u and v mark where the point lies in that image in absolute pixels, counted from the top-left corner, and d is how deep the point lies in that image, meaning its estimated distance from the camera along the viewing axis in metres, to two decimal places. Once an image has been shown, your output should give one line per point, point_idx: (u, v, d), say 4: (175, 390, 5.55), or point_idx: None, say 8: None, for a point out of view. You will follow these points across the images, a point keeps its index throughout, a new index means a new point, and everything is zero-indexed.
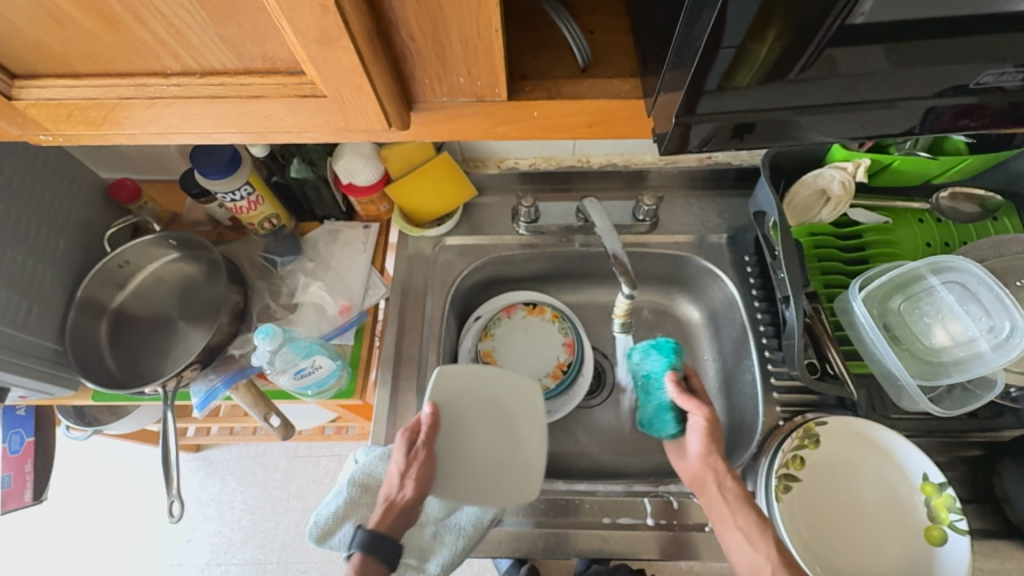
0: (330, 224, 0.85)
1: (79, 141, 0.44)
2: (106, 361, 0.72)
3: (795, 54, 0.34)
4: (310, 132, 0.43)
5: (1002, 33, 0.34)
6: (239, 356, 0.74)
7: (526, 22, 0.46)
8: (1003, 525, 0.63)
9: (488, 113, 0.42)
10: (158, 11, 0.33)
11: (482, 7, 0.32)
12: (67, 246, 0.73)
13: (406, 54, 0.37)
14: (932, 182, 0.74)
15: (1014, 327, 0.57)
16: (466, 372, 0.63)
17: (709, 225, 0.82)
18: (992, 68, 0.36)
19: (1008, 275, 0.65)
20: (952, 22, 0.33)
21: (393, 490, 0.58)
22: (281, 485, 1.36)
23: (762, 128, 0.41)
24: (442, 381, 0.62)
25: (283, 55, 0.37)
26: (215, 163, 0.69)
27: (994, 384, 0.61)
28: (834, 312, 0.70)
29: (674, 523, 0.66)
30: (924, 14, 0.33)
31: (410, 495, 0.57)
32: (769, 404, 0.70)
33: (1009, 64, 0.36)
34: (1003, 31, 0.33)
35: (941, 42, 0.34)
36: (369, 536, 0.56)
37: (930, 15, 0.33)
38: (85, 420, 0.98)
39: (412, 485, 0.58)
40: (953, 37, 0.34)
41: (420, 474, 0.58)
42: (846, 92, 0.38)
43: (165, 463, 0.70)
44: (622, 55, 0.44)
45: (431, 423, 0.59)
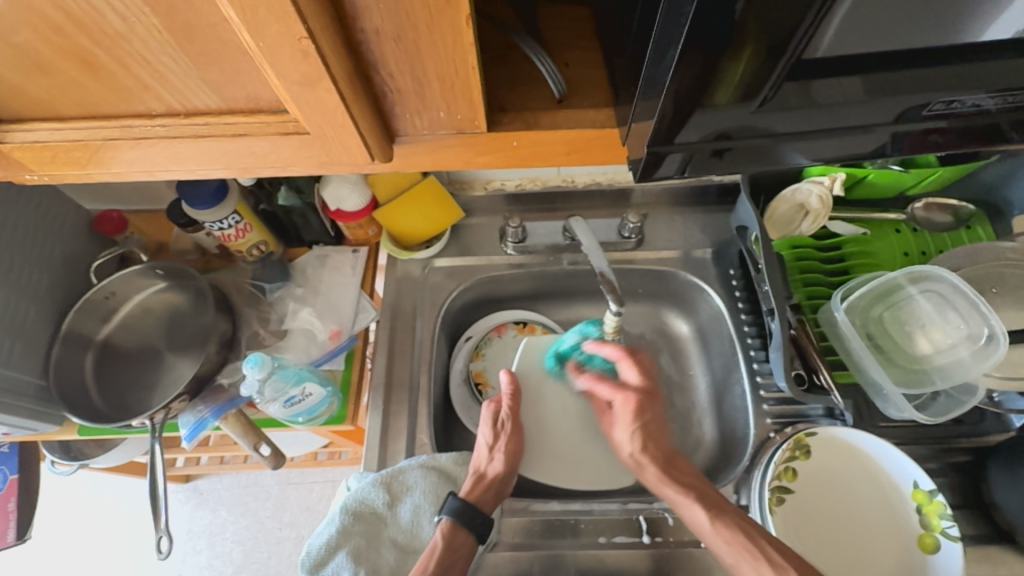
0: (318, 249, 0.85)
1: (65, 181, 0.45)
2: (92, 396, 0.71)
3: (763, 80, 0.35)
4: (295, 166, 0.44)
5: (944, 64, 0.36)
6: (228, 386, 0.74)
7: (503, 55, 0.47)
8: (994, 530, 0.64)
9: (469, 144, 0.43)
10: (142, 58, 0.34)
11: (459, 47, 0.34)
12: (51, 281, 0.73)
13: (386, 92, 0.38)
14: (906, 194, 0.77)
15: (991, 334, 0.59)
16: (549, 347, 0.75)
17: (693, 241, 0.84)
18: (942, 96, 0.38)
19: (983, 282, 0.67)
20: (897, 55, 0.35)
21: (483, 461, 0.66)
22: (273, 514, 1.34)
23: (738, 151, 0.42)
24: (526, 354, 0.74)
25: (266, 95, 0.37)
26: (202, 195, 0.70)
27: (976, 390, 0.62)
28: (818, 323, 0.71)
29: (670, 539, 0.66)
30: (872, 46, 0.35)
31: (499, 464, 0.65)
32: (759, 417, 0.71)
33: (957, 92, 0.38)
34: (947, 62, 0.36)
35: (893, 69, 0.36)
36: (460, 504, 0.61)
37: (879, 47, 0.35)
38: (70, 454, 0.96)
39: (501, 456, 0.66)
40: (903, 68, 0.36)
41: (507, 446, 0.67)
42: (812, 117, 0.40)
43: (153, 497, 0.68)
44: (597, 86, 0.45)
45: (511, 394, 0.69)
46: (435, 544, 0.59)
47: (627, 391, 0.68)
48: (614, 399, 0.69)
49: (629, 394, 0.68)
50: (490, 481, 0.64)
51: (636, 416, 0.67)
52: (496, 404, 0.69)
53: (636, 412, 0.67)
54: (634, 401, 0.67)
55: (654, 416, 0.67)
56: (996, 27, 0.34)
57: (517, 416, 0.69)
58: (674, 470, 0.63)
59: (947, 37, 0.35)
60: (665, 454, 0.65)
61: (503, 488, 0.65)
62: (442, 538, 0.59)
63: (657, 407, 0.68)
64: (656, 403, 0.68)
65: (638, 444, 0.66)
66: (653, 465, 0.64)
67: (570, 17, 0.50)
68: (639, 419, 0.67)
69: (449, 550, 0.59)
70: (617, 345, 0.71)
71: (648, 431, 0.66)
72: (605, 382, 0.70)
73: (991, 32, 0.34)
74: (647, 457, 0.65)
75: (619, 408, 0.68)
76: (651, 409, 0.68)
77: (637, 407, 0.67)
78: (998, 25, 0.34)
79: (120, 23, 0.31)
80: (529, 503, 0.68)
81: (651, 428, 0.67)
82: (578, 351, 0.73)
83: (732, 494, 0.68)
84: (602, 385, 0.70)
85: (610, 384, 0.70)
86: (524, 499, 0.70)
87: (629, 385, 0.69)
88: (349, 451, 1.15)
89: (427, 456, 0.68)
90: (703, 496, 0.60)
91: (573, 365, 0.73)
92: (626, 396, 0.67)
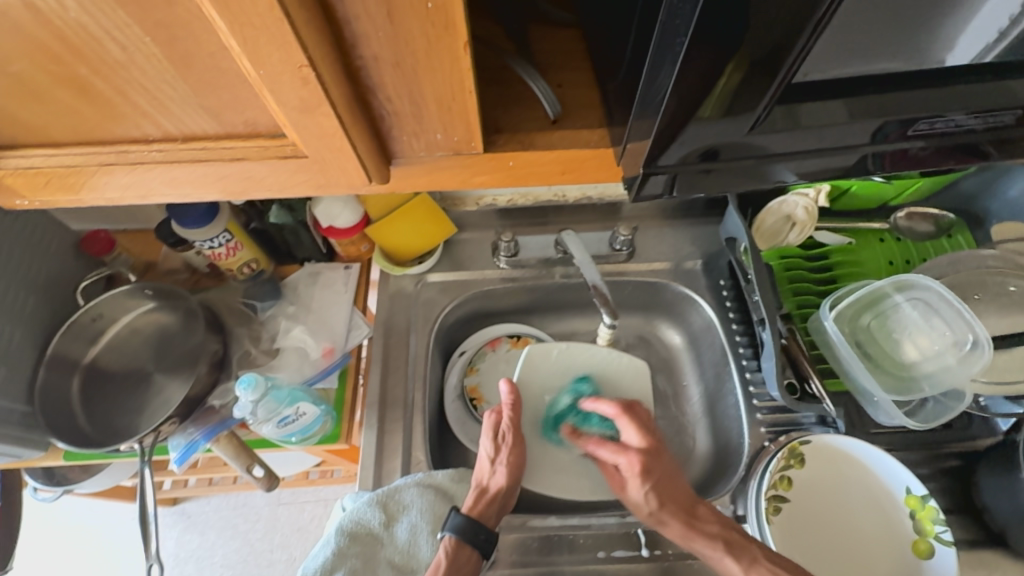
0: (310, 266, 0.85)
1: (56, 206, 0.44)
2: (79, 421, 0.70)
3: (755, 99, 0.36)
4: (291, 189, 0.44)
5: (922, 87, 0.38)
6: (219, 408, 0.73)
7: (496, 77, 0.48)
8: (987, 535, 0.65)
9: (465, 165, 0.43)
10: (141, 85, 0.34)
11: (456, 72, 0.34)
12: (37, 303, 0.72)
13: (384, 116, 0.38)
14: (889, 204, 0.79)
15: (976, 341, 0.61)
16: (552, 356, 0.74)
17: (683, 252, 0.85)
18: (926, 118, 0.40)
19: (966, 290, 0.69)
20: (877, 77, 0.37)
21: (485, 474, 0.65)
22: (264, 536, 1.31)
23: (731, 168, 0.43)
24: (528, 362, 0.73)
25: (264, 119, 0.38)
26: (193, 213, 0.70)
27: (963, 395, 0.62)
28: (808, 332, 0.72)
29: (670, 552, 0.66)
30: (853, 68, 0.37)
31: (500, 480, 0.64)
32: (753, 426, 0.72)
33: (941, 112, 0.39)
34: (925, 84, 0.38)
35: (873, 89, 0.38)
36: (463, 520, 0.60)
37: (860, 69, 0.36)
38: (53, 481, 0.94)
39: (502, 470, 0.65)
40: (883, 90, 0.38)
41: (509, 459, 0.66)
42: (800, 136, 0.41)
43: (143, 524, 0.67)
44: (590, 106, 0.46)
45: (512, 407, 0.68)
46: (439, 562, 0.58)
47: (629, 452, 0.64)
48: (619, 462, 0.64)
49: (631, 455, 0.64)
50: (493, 495, 0.63)
51: (644, 478, 0.62)
52: (495, 415, 0.68)
53: (643, 473, 0.63)
54: (639, 462, 0.63)
55: (665, 471, 0.63)
56: (959, 48, 0.37)
57: (519, 427, 0.68)
58: (698, 521, 0.60)
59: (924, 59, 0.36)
60: (685, 505, 0.61)
61: (506, 501, 0.64)
62: (445, 556, 0.59)
63: (666, 463, 0.64)
64: (663, 459, 0.64)
65: (655, 503, 0.62)
66: (675, 520, 0.61)
67: (561, 38, 0.51)
68: (648, 480, 0.62)
69: (453, 569, 0.58)
70: (613, 402, 0.67)
71: (663, 488, 0.62)
72: (606, 444, 0.66)
73: (956, 53, 0.37)
74: (667, 513, 0.61)
75: (625, 472, 0.64)
76: (661, 465, 0.64)
77: (643, 467, 0.63)
78: (961, 46, 0.37)
79: (120, 53, 0.32)
80: (526, 519, 0.68)
81: (664, 483, 0.62)
82: (574, 412, 0.71)
83: (728, 504, 0.68)
84: (603, 447, 0.66)
85: (612, 445, 0.66)
86: (521, 516, 0.69)
87: (631, 446, 0.65)
88: (341, 469, 1.13)
89: (423, 474, 0.67)
90: (731, 543, 0.58)
91: (571, 428, 0.70)
92: (629, 457, 0.63)
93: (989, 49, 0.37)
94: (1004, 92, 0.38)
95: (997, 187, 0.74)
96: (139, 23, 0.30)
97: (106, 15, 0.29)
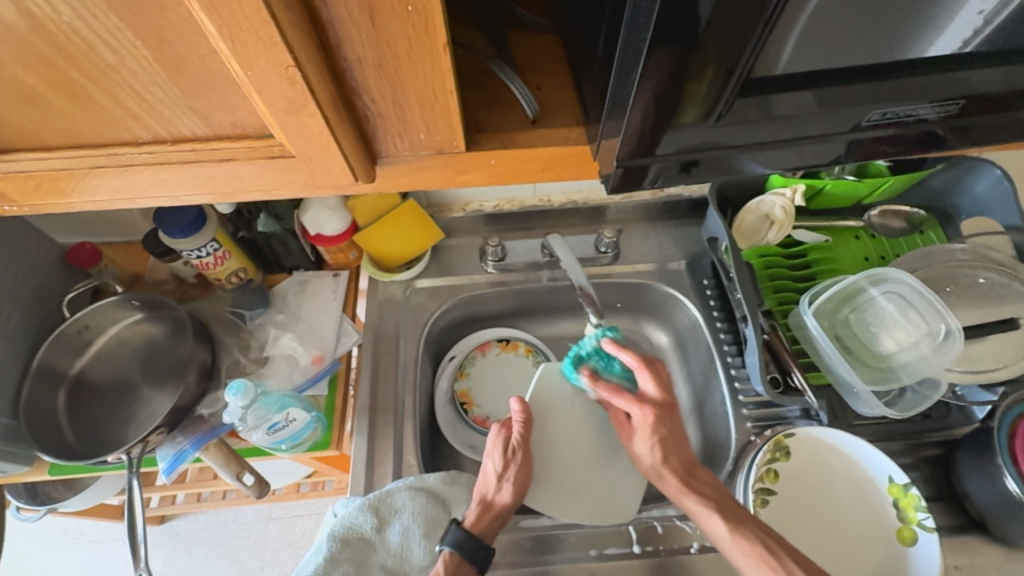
0: (298, 274, 0.85)
1: (44, 211, 0.45)
2: (65, 433, 0.69)
3: (722, 90, 0.38)
4: (279, 191, 0.45)
5: (881, 79, 0.40)
6: (208, 417, 0.72)
7: (477, 80, 0.49)
8: (967, 520, 0.66)
9: (449, 164, 0.45)
10: (131, 88, 0.35)
11: (437, 72, 0.36)
12: (22, 314, 0.71)
13: (369, 116, 0.39)
14: (863, 202, 0.81)
15: (949, 330, 0.63)
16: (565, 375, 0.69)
17: (667, 253, 0.87)
18: (877, 107, 0.42)
19: (938, 282, 0.71)
20: (838, 71, 0.39)
21: (489, 489, 0.63)
22: (254, 552, 1.29)
23: (708, 162, 0.45)
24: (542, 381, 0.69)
25: (251, 120, 0.39)
26: (180, 223, 0.70)
27: (939, 383, 0.64)
28: (789, 327, 0.74)
29: (661, 548, 0.66)
30: (815, 65, 0.39)
31: (506, 498, 0.63)
32: (739, 421, 0.73)
33: (892, 104, 0.42)
34: (883, 78, 0.40)
35: (829, 85, 0.40)
36: (464, 536, 0.60)
37: (816, 67, 0.39)
38: (37, 499, 0.92)
39: (508, 487, 0.63)
40: (843, 84, 0.40)
41: (516, 476, 0.64)
42: (767, 131, 0.43)
43: (132, 536, 0.66)
44: (568, 107, 0.48)
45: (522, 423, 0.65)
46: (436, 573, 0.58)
47: (645, 404, 0.64)
48: (632, 412, 0.64)
49: (647, 408, 0.63)
50: (496, 512, 0.62)
51: (654, 430, 0.63)
52: (502, 430, 0.65)
53: (654, 427, 0.63)
54: (652, 415, 0.63)
55: (674, 428, 0.64)
56: (943, 40, 0.39)
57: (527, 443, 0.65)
58: (693, 480, 0.61)
59: (877, 55, 0.39)
60: (686, 463, 0.63)
61: (508, 516, 0.64)
62: (444, 568, 0.58)
63: (676, 421, 0.65)
64: (675, 416, 0.64)
65: (659, 456, 0.63)
66: (674, 475, 0.62)
67: (540, 43, 0.53)
68: (658, 434, 0.63)
69: None
70: (637, 354, 0.65)
71: (669, 445, 0.63)
72: (623, 394, 0.65)
73: (938, 45, 0.39)
74: (668, 467, 0.62)
75: (637, 423, 0.64)
76: (672, 421, 0.64)
77: (657, 420, 0.63)
78: (940, 42, 0.39)
79: (111, 56, 0.33)
80: (518, 519, 0.68)
81: (671, 442, 0.63)
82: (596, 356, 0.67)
83: None
84: (619, 396, 0.65)
85: (629, 395, 0.65)
86: (512, 517, 0.69)
87: (647, 398, 0.64)
88: (333, 480, 1.12)
89: (415, 478, 0.67)
90: (723, 507, 0.59)
91: (591, 372, 0.66)
92: (644, 410, 0.63)
93: (968, 41, 0.39)
94: (958, 82, 0.41)
95: (965, 184, 0.76)
96: (130, 27, 0.31)
97: (97, 18, 0.30)
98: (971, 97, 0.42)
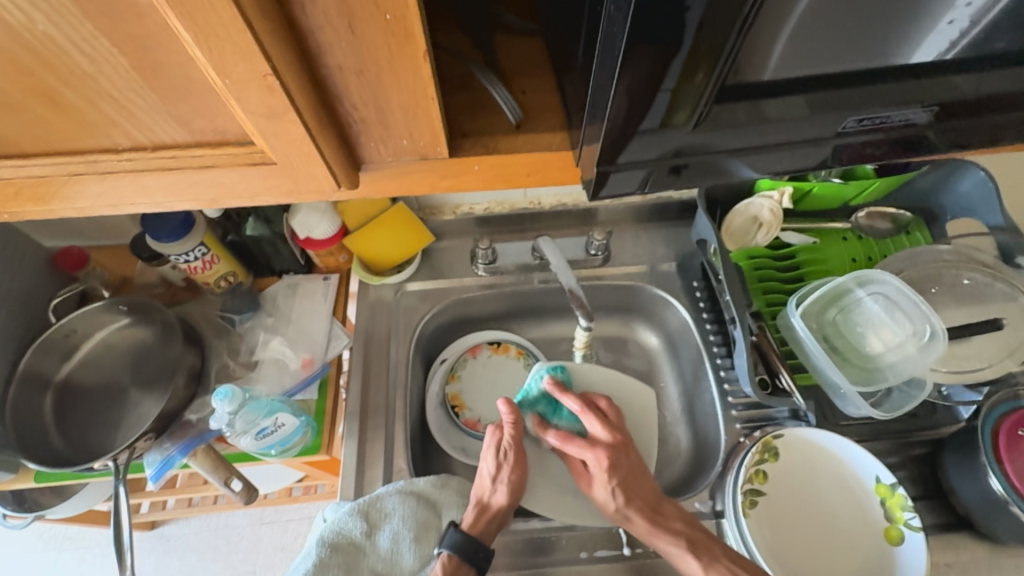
0: (288, 278, 0.85)
1: (26, 217, 0.45)
2: (51, 439, 0.69)
3: (703, 96, 0.38)
4: (262, 196, 0.44)
5: (860, 84, 0.41)
6: (196, 422, 0.72)
7: (462, 85, 0.49)
8: (954, 518, 0.67)
9: (434, 169, 0.45)
10: (110, 96, 0.35)
11: (418, 79, 0.36)
12: (7, 320, 0.71)
13: (351, 122, 0.40)
14: (851, 203, 0.82)
15: (934, 331, 0.63)
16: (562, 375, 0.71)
17: (658, 255, 0.87)
18: (852, 115, 0.43)
19: (924, 283, 0.72)
20: (817, 77, 0.40)
21: (485, 491, 0.64)
22: (246, 557, 1.28)
23: (694, 166, 0.45)
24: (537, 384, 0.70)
25: (232, 127, 0.39)
26: (167, 227, 0.70)
27: (925, 383, 0.65)
28: (778, 328, 0.74)
29: (651, 550, 0.67)
30: (794, 72, 0.39)
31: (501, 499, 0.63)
32: (729, 422, 0.73)
33: (868, 111, 0.42)
34: (861, 83, 0.40)
35: (808, 92, 0.40)
36: (461, 538, 0.60)
37: (792, 74, 0.39)
38: (23, 506, 0.91)
39: (503, 488, 0.64)
40: (822, 90, 0.40)
41: (510, 477, 0.64)
42: (749, 136, 0.43)
43: (118, 543, 0.65)
44: (552, 112, 0.48)
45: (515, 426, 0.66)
46: None
47: (598, 448, 0.64)
48: (586, 458, 0.64)
49: (599, 450, 0.64)
50: (493, 513, 0.62)
51: (612, 473, 0.63)
52: (497, 433, 0.66)
53: (610, 470, 0.63)
54: (606, 458, 0.63)
55: (631, 468, 0.64)
56: (925, 46, 0.39)
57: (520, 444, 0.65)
58: (661, 518, 0.62)
59: (855, 61, 0.39)
60: (650, 501, 0.63)
61: (505, 519, 0.64)
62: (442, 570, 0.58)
63: (633, 460, 0.65)
64: (630, 454, 0.65)
65: (621, 499, 0.63)
66: (640, 516, 0.62)
67: (525, 48, 0.53)
68: (616, 476, 0.63)
69: None
70: (578, 398, 0.67)
71: (629, 485, 0.63)
72: (574, 440, 0.65)
73: (922, 51, 0.39)
74: (633, 508, 0.62)
75: (592, 468, 0.64)
76: (628, 461, 0.65)
77: (612, 462, 0.63)
78: (921, 50, 0.39)
79: (88, 63, 0.33)
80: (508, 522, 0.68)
81: (631, 480, 0.64)
82: (545, 402, 0.69)
83: (707, 500, 0.70)
84: (570, 442, 0.65)
85: (579, 441, 0.65)
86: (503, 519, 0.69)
87: (599, 440, 0.65)
88: (325, 484, 1.12)
89: (405, 481, 0.67)
90: (694, 542, 0.60)
91: (539, 420, 0.68)
92: (597, 454, 0.63)
93: (948, 49, 0.40)
94: (939, 86, 0.41)
95: (950, 185, 0.77)
96: (107, 35, 0.31)
97: (73, 27, 0.30)
98: (943, 105, 0.43)
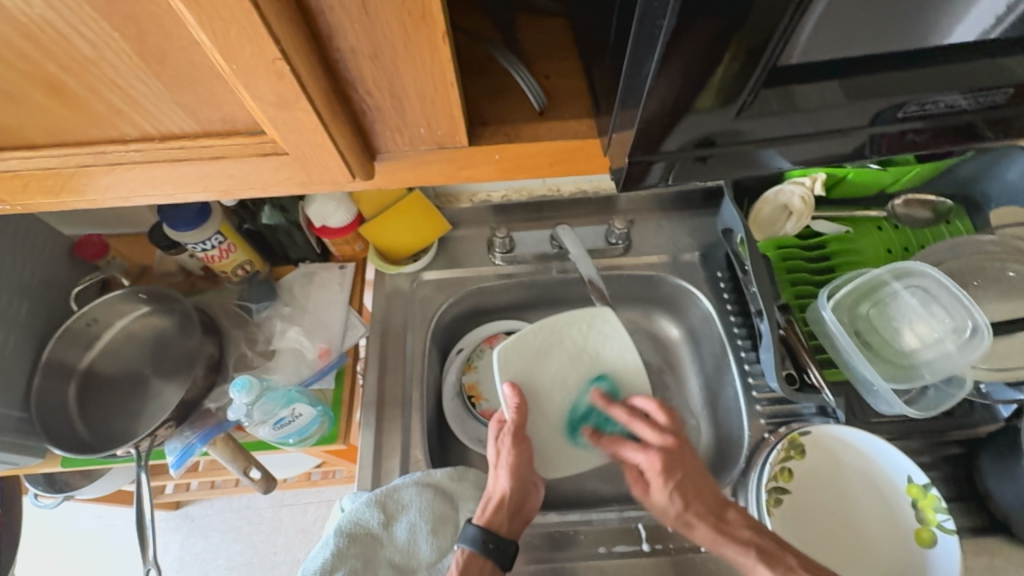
0: (304, 266, 0.84)
1: (40, 210, 0.44)
2: (75, 426, 0.70)
3: (742, 80, 0.35)
4: (276, 188, 0.43)
5: (911, 67, 0.37)
6: (215, 410, 0.72)
7: (481, 69, 0.47)
8: (990, 521, 0.64)
9: (452, 159, 0.43)
10: (115, 84, 0.34)
11: (437, 63, 0.34)
12: (31, 308, 0.72)
13: (366, 110, 0.38)
14: (887, 190, 0.78)
15: (976, 326, 0.60)
16: (522, 340, 0.67)
17: (680, 244, 0.84)
18: (913, 99, 0.40)
19: (966, 276, 0.68)
20: (862, 60, 0.37)
21: (491, 483, 0.63)
22: (268, 538, 1.31)
23: (724, 156, 0.43)
24: (505, 360, 0.66)
25: (243, 116, 0.37)
26: (184, 216, 0.69)
27: (964, 382, 0.62)
28: (807, 322, 0.71)
29: (671, 547, 0.65)
30: (839, 52, 0.36)
31: (504, 484, 0.61)
32: (753, 417, 0.71)
33: (927, 95, 0.39)
34: (913, 66, 0.37)
35: (848, 79, 0.38)
36: (476, 531, 0.59)
37: (838, 55, 0.36)
38: (55, 487, 0.94)
39: (506, 473, 0.62)
40: (868, 72, 0.37)
41: (511, 460, 0.62)
42: (786, 124, 0.40)
43: (141, 528, 0.66)
44: (576, 96, 0.46)
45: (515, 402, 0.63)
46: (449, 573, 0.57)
47: (650, 450, 0.61)
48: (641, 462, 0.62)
49: (653, 452, 0.61)
50: (502, 503, 0.61)
51: (667, 476, 0.60)
52: (501, 418, 0.66)
53: (665, 470, 0.60)
54: (660, 460, 0.60)
55: (688, 468, 0.61)
56: (965, 26, 0.36)
57: (519, 426, 0.63)
58: (727, 526, 0.57)
59: (905, 40, 0.36)
60: (714, 507, 0.58)
61: (519, 502, 0.62)
62: (458, 568, 0.58)
63: (689, 460, 0.61)
64: (685, 452, 0.61)
65: (681, 504, 0.59)
66: (702, 522, 0.58)
67: (547, 28, 0.51)
68: (671, 478, 0.60)
69: None
70: (626, 405, 0.65)
71: (687, 486, 0.60)
72: (627, 444, 0.64)
73: (960, 31, 0.36)
74: (694, 514, 0.58)
75: (647, 471, 0.61)
76: (683, 462, 0.61)
77: (665, 465, 0.60)
78: (962, 28, 0.36)
79: (89, 49, 0.32)
80: None
81: (689, 484, 0.60)
82: (594, 413, 0.69)
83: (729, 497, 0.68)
84: (625, 447, 0.64)
85: (632, 444, 0.63)
86: None
87: (651, 444, 0.62)
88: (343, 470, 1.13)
89: (422, 473, 0.67)
90: (766, 551, 0.55)
91: (592, 430, 0.68)
92: (649, 456, 0.61)
93: (994, 26, 0.36)
94: (1001, 69, 0.38)
95: (994, 172, 0.72)
96: (107, 18, 0.30)
97: (72, 10, 0.29)
98: (1019, 86, 0.39)
